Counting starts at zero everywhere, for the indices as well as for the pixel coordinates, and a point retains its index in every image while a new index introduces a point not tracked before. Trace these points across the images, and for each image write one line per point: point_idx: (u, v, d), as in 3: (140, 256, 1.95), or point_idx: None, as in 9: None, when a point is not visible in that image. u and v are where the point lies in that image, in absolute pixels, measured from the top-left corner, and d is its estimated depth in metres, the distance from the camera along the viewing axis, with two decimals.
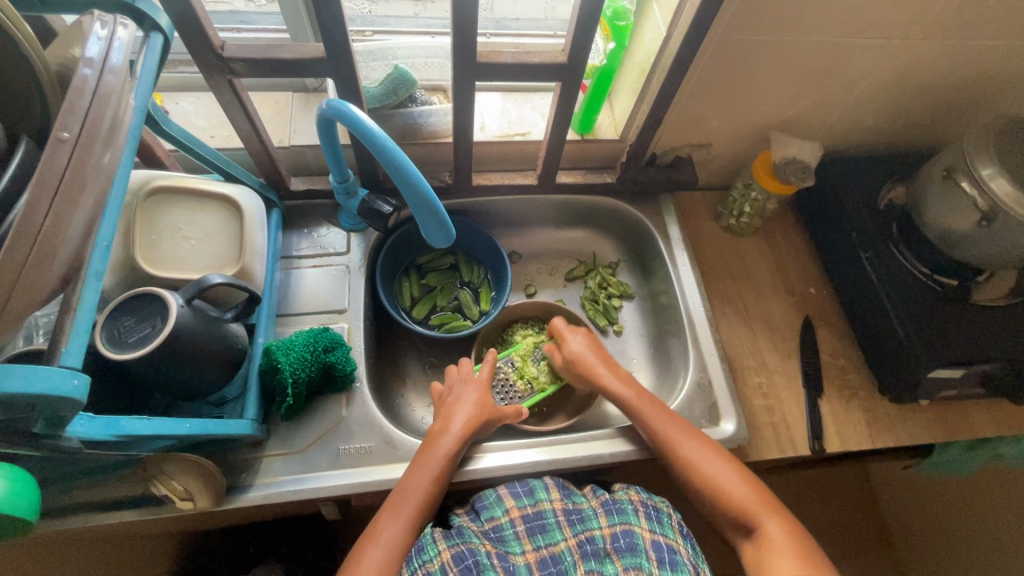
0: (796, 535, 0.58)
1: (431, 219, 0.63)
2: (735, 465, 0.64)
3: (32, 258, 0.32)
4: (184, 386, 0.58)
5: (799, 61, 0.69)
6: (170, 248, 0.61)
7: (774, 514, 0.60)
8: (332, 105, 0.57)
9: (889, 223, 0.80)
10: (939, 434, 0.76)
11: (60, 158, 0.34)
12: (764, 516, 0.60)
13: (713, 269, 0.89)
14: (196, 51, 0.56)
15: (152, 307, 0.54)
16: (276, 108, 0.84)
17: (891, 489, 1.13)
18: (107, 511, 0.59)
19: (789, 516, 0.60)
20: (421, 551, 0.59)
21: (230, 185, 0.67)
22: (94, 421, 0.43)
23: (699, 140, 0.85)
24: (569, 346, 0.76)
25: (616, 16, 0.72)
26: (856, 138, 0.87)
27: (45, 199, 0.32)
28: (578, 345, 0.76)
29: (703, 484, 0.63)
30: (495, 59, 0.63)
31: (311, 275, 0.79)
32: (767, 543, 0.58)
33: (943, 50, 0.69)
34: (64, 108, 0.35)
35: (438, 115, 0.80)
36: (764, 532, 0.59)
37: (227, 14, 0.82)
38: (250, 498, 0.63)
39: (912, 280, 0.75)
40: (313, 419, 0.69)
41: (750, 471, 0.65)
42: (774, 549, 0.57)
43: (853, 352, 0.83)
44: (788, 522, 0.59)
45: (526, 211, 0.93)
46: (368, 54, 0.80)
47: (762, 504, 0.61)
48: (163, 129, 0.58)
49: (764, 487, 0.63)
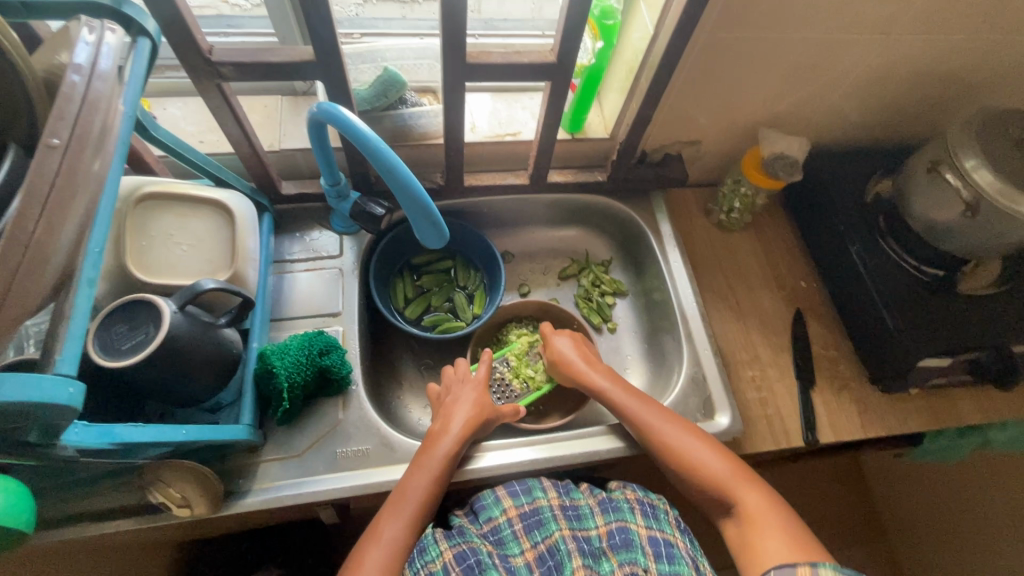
0: (777, 507, 0.59)
1: (425, 220, 0.63)
2: (713, 444, 0.65)
3: (24, 265, 0.32)
4: (180, 393, 0.58)
5: (785, 57, 0.70)
6: (162, 254, 0.60)
7: (756, 491, 0.60)
8: (323, 108, 0.57)
9: (878, 215, 0.81)
10: (928, 423, 0.78)
11: (51, 164, 0.33)
12: (745, 494, 0.60)
13: (704, 264, 0.90)
14: (184, 55, 0.55)
15: (145, 314, 0.54)
16: (265, 112, 0.84)
17: (883, 479, 1.14)
18: (104, 521, 0.58)
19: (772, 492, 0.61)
20: (423, 551, 0.61)
21: (223, 190, 0.66)
22: (89, 430, 0.43)
23: (688, 137, 0.85)
24: (555, 347, 0.77)
25: (604, 15, 0.72)
26: (842, 132, 0.88)
27: (36, 206, 0.32)
28: (564, 347, 0.77)
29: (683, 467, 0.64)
30: (485, 60, 0.63)
31: (304, 279, 0.78)
32: (750, 519, 0.59)
33: (925, 44, 0.70)
34: (54, 115, 0.35)
35: (429, 117, 0.80)
36: (746, 510, 0.59)
37: (214, 19, 0.81)
38: (249, 504, 0.62)
39: (900, 272, 0.76)
40: (310, 422, 0.69)
41: (727, 449, 0.66)
42: (758, 525, 0.58)
43: (843, 343, 0.84)
44: (766, 496, 0.60)
45: (519, 211, 0.93)
46: (357, 57, 0.80)
47: (740, 483, 0.61)
48: (152, 135, 0.58)
49: (744, 464, 0.64)
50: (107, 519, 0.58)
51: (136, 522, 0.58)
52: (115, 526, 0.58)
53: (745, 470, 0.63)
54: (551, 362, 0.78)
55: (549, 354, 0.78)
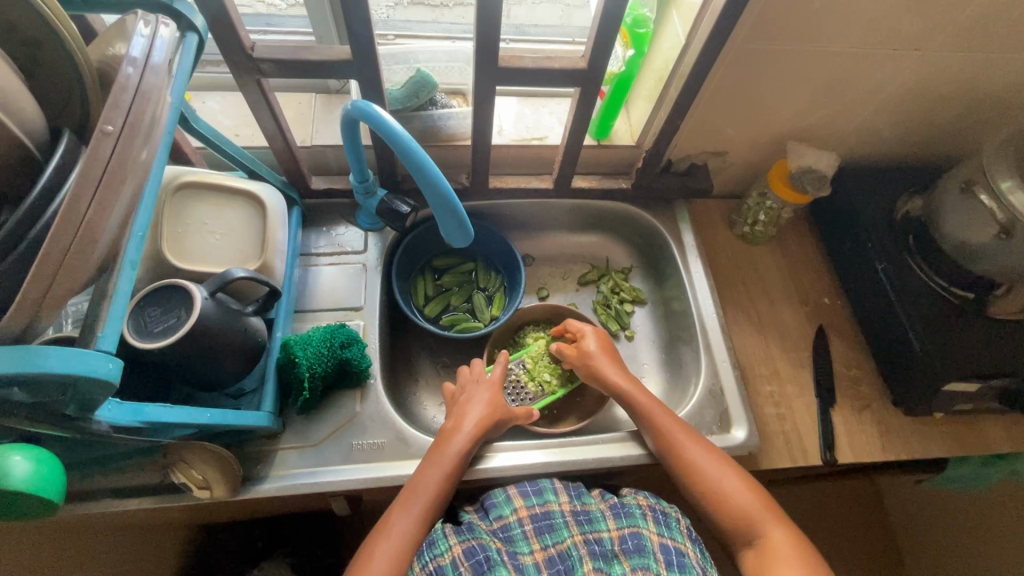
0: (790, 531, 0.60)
1: (450, 219, 0.64)
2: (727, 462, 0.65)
3: (76, 245, 0.33)
4: (206, 377, 0.59)
5: (817, 71, 0.70)
6: (195, 241, 0.62)
7: (769, 510, 0.61)
8: (357, 106, 0.59)
9: (906, 234, 0.80)
10: (952, 449, 0.76)
11: (104, 150, 0.35)
12: (762, 517, 0.61)
13: (725, 276, 0.90)
14: (227, 51, 0.57)
15: (177, 298, 0.56)
16: (299, 109, 0.86)
17: (901, 505, 1.12)
18: (125, 498, 0.60)
19: (783, 515, 0.62)
20: (431, 545, 0.60)
21: (253, 181, 0.68)
22: (121, 408, 0.44)
23: (715, 148, 0.85)
24: (587, 343, 0.77)
25: (636, 24, 0.74)
26: (872, 149, 0.87)
27: (89, 188, 0.34)
28: (594, 344, 0.77)
29: (699, 482, 0.64)
30: (516, 64, 0.64)
31: (328, 273, 0.80)
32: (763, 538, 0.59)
33: (963, 62, 0.69)
34: (109, 104, 0.36)
35: (458, 119, 0.81)
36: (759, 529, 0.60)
37: (255, 17, 0.84)
38: (265, 489, 0.64)
39: (927, 292, 0.75)
40: (328, 414, 0.70)
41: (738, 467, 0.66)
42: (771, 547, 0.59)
43: (866, 363, 0.82)
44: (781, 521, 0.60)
45: (542, 215, 0.94)
46: (391, 58, 0.82)
47: (758, 503, 0.62)
48: (193, 127, 0.60)
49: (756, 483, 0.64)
50: (130, 497, 0.60)
51: (154, 501, 0.60)
52: (137, 504, 0.60)
53: (763, 493, 0.63)
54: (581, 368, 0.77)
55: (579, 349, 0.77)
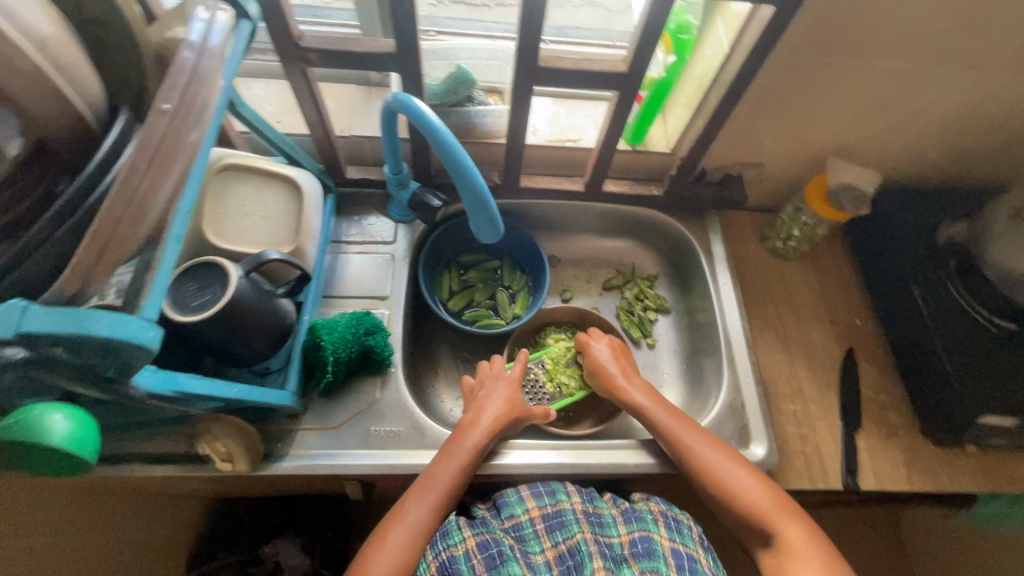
0: (814, 535, 0.58)
1: (481, 214, 0.64)
2: (745, 467, 0.64)
3: (127, 217, 0.35)
4: (236, 353, 0.61)
5: (864, 86, 0.68)
6: (233, 222, 0.64)
7: (789, 516, 0.60)
8: (398, 98, 0.60)
9: (948, 259, 0.77)
10: (982, 484, 0.73)
11: (159, 126, 0.37)
12: (783, 523, 0.59)
13: (754, 289, 0.88)
14: (276, 39, 0.59)
15: (214, 275, 0.58)
16: (340, 100, 0.88)
17: (923, 538, 1.08)
18: (151, 465, 0.62)
19: (807, 519, 0.60)
20: (445, 535, 0.62)
21: (291, 167, 0.70)
22: (155, 375, 0.46)
23: (752, 159, 0.84)
24: (593, 354, 0.77)
25: (678, 30, 0.73)
26: (917, 169, 0.84)
27: (144, 161, 0.36)
28: (602, 354, 0.77)
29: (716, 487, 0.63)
30: (556, 65, 0.64)
31: (357, 261, 0.82)
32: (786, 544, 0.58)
33: (1020, 84, 0.66)
34: (167, 84, 0.39)
35: (494, 116, 0.82)
36: (781, 536, 0.59)
37: (304, 9, 0.86)
38: (284, 467, 0.65)
39: (964, 320, 0.72)
40: (348, 399, 0.72)
41: (759, 472, 0.64)
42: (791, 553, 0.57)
43: (895, 389, 0.80)
44: (804, 526, 0.59)
45: (570, 217, 0.94)
46: (432, 54, 0.83)
47: (778, 510, 0.60)
48: (239, 111, 0.62)
49: (777, 489, 0.62)
50: (155, 464, 0.62)
51: (177, 470, 0.62)
52: (161, 471, 0.62)
53: (783, 497, 0.61)
54: (592, 372, 0.77)
55: (587, 362, 0.77)
